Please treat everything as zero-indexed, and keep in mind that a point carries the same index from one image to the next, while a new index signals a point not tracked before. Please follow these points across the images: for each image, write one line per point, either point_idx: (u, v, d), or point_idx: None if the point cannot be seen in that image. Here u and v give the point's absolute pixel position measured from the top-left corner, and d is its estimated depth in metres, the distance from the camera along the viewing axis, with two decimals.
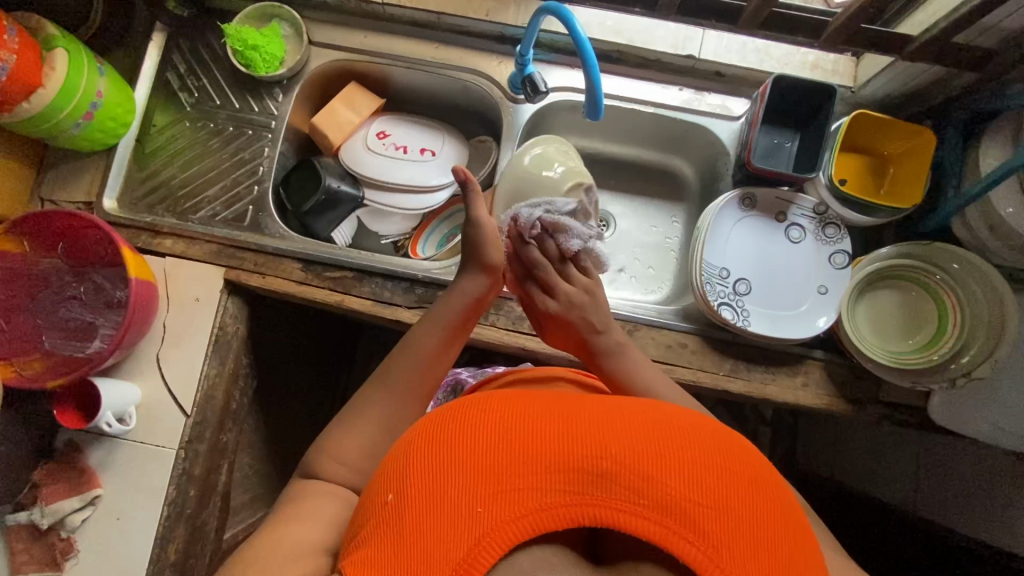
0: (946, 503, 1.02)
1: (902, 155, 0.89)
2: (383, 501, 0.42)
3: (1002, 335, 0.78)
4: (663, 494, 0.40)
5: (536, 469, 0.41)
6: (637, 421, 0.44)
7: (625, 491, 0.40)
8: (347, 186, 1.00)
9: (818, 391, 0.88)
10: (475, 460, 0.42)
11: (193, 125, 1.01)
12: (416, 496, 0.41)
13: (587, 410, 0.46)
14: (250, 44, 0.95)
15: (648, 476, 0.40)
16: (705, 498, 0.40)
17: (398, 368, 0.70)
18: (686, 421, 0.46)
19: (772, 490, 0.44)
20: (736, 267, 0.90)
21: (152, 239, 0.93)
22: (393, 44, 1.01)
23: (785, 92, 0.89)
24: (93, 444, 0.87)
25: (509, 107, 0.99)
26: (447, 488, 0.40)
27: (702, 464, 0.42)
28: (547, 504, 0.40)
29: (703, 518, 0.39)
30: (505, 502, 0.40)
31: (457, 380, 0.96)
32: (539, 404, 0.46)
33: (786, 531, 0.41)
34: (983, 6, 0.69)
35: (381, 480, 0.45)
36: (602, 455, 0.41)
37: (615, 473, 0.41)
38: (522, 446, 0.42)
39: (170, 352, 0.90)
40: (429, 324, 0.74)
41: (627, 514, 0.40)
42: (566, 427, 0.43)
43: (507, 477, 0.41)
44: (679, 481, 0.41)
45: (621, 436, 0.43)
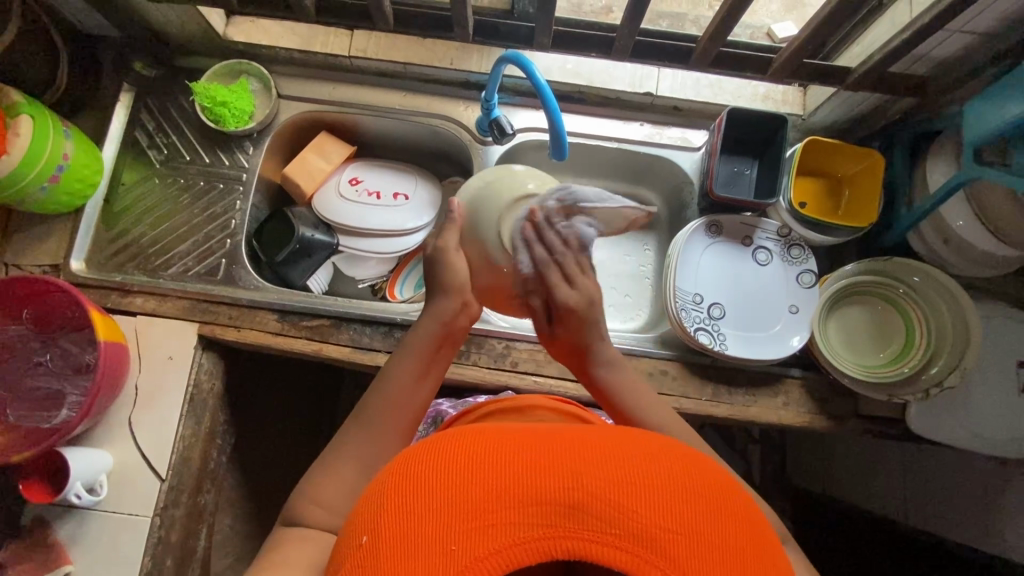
0: (935, 512, 1.03)
1: (856, 176, 0.93)
2: (358, 544, 0.41)
3: (967, 346, 0.81)
4: (635, 523, 0.38)
5: (508, 502, 0.39)
6: (612, 447, 0.42)
7: (596, 522, 0.38)
8: (321, 234, 1.00)
9: (799, 409, 0.89)
10: (447, 497, 0.40)
11: (162, 181, 1.00)
12: (389, 538, 0.39)
13: (562, 435, 0.44)
14: (219, 101, 0.96)
15: (620, 506, 0.39)
16: (678, 526, 0.39)
17: (371, 400, 0.69)
18: (660, 444, 0.44)
19: (745, 512, 0.42)
20: (709, 292, 0.92)
21: (122, 298, 0.92)
22: (362, 94, 1.03)
23: (740, 123, 0.93)
24: (61, 517, 0.83)
25: (478, 149, 1.01)
26: (420, 529, 0.39)
27: (676, 491, 0.40)
28: (520, 539, 0.39)
29: (674, 546, 0.38)
30: (477, 538, 0.38)
31: (439, 411, 0.92)
32: (513, 433, 0.44)
33: (758, 554, 0.40)
34: (912, 40, 0.74)
35: (355, 521, 0.43)
36: (574, 485, 0.39)
37: (587, 504, 0.39)
38: (494, 478, 0.40)
39: (143, 415, 0.87)
40: (399, 356, 0.73)
41: (599, 546, 0.38)
42: (539, 456, 0.41)
43: (479, 512, 0.39)
44: (651, 510, 0.39)
45: (595, 464, 0.41)
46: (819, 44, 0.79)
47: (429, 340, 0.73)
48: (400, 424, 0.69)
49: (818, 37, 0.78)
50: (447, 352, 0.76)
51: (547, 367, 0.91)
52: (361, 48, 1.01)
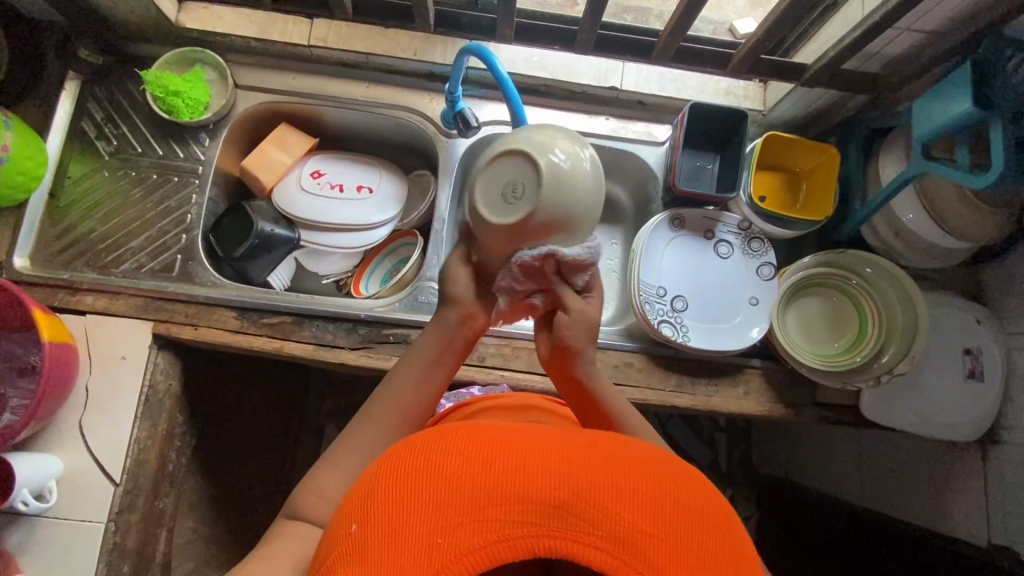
0: (888, 493, 1.08)
1: (812, 171, 0.95)
2: (347, 532, 0.42)
3: (915, 335, 0.85)
4: (617, 527, 0.39)
5: (494, 499, 0.40)
6: (598, 452, 0.44)
7: (580, 523, 0.39)
8: (281, 229, 0.97)
9: (759, 398, 0.91)
10: (436, 491, 0.41)
11: (112, 174, 0.96)
12: (377, 529, 0.40)
13: (552, 438, 0.45)
14: (170, 90, 0.92)
15: (604, 508, 0.40)
16: (657, 531, 0.40)
17: (377, 403, 0.65)
18: (647, 454, 0.46)
19: (724, 524, 0.44)
20: (672, 285, 0.93)
21: (69, 296, 0.88)
22: (322, 85, 1.00)
23: (702, 118, 0.95)
24: (8, 526, 0.80)
25: (443, 142, 1.00)
26: (409, 523, 0.40)
27: (658, 498, 0.42)
28: (504, 536, 0.39)
29: (654, 549, 0.39)
30: (465, 532, 0.39)
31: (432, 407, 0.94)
32: (506, 433, 0.45)
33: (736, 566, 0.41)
34: (863, 38, 0.75)
35: (343, 512, 0.44)
36: (560, 486, 0.40)
37: (573, 505, 0.40)
38: (485, 472, 0.41)
39: (94, 417, 0.84)
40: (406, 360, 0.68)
41: (580, 546, 0.39)
42: (527, 456, 0.42)
43: (467, 507, 0.40)
44: (633, 514, 0.40)
45: (580, 467, 0.42)
46: (776, 39, 0.80)
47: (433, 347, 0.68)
48: (409, 420, 0.65)
49: (775, 34, 0.79)
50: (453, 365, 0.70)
51: (514, 362, 0.91)
52: (321, 36, 0.98)
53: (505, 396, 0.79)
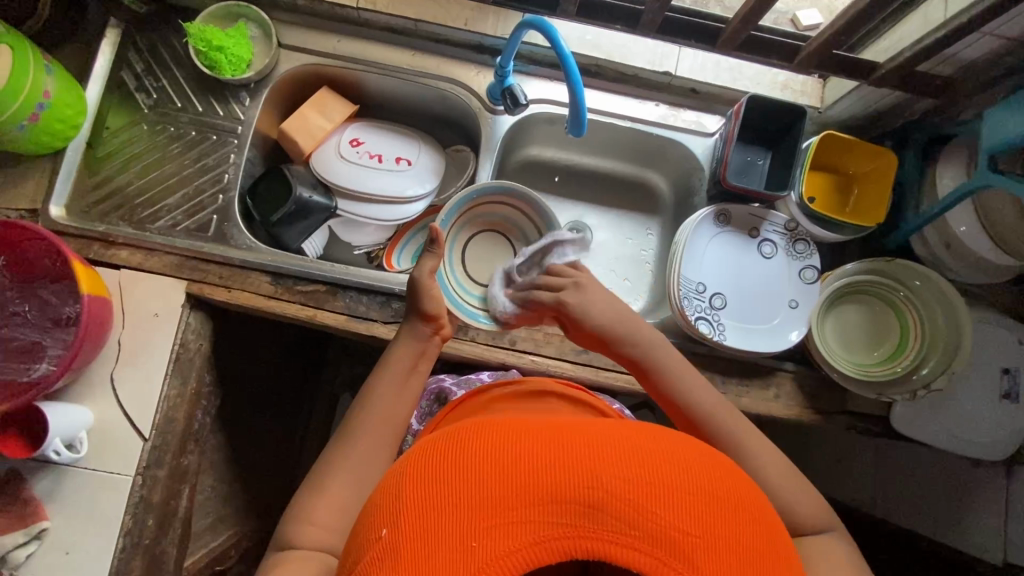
0: (905, 505, 1.07)
1: (867, 175, 0.92)
2: (377, 535, 0.42)
3: (958, 352, 0.83)
4: (653, 526, 0.40)
5: (527, 500, 0.40)
6: (630, 448, 0.44)
7: (616, 522, 0.40)
8: (319, 195, 0.95)
9: (789, 402, 0.90)
10: (465, 493, 0.41)
11: (150, 128, 0.95)
12: (408, 532, 0.40)
13: (579, 433, 0.45)
14: (214, 45, 0.90)
15: (639, 507, 0.40)
16: (695, 529, 0.40)
17: (356, 419, 0.70)
18: (675, 446, 0.46)
19: (759, 517, 0.44)
20: (712, 282, 0.92)
21: (105, 250, 0.87)
22: (367, 50, 0.98)
23: (757, 112, 0.91)
24: (39, 472, 0.81)
25: (487, 118, 0.98)
26: (440, 526, 0.40)
27: (694, 496, 0.42)
28: (539, 539, 0.40)
29: (692, 548, 0.39)
30: (499, 535, 0.39)
31: (440, 389, 0.93)
32: (529, 430, 0.45)
33: (774, 558, 0.42)
34: (946, 38, 0.72)
35: (373, 514, 0.45)
36: (593, 485, 0.41)
37: (607, 504, 0.40)
38: (516, 474, 0.42)
39: (126, 372, 0.84)
40: (379, 375, 0.73)
41: (617, 546, 0.39)
42: (557, 455, 0.43)
43: (500, 508, 0.40)
44: (669, 511, 0.40)
45: (613, 464, 0.42)
46: (850, 34, 0.77)
47: (407, 356, 0.75)
48: (389, 433, 0.70)
49: (852, 28, 0.75)
50: (425, 375, 0.76)
51: (545, 348, 0.91)
52: None
53: (517, 381, 0.78)
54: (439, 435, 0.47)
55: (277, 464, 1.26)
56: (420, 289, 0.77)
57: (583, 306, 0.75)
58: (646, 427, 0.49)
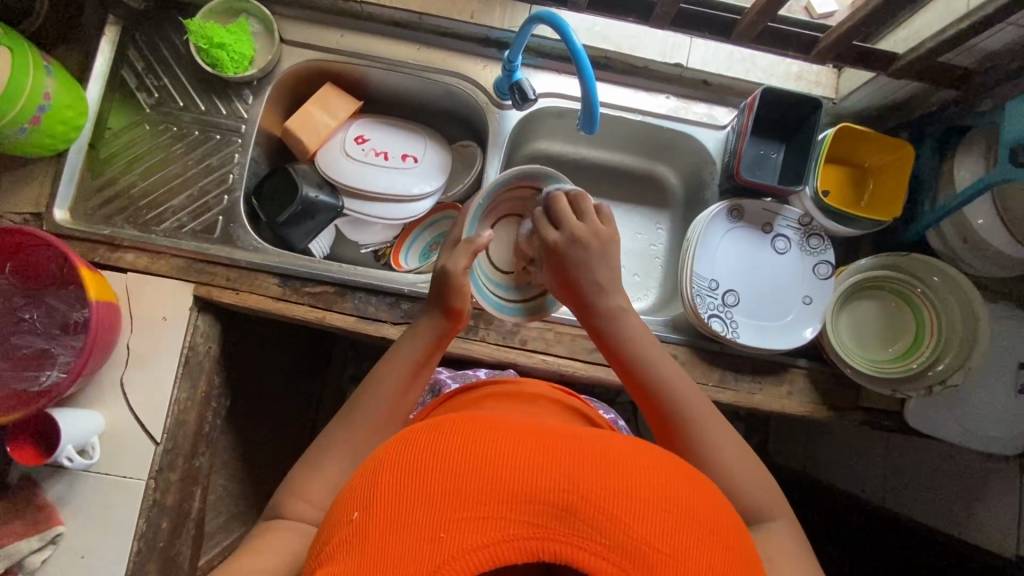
0: (916, 497, 1.07)
1: (884, 168, 0.90)
2: (347, 520, 0.42)
3: (974, 349, 0.82)
4: (624, 537, 0.39)
5: (502, 498, 0.40)
6: (614, 459, 0.44)
7: (587, 530, 0.39)
8: (326, 195, 0.94)
9: (802, 399, 0.89)
10: (440, 482, 0.41)
11: (153, 128, 0.93)
12: (379, 513, 0.40)
13: (559, 437, 0.45)
14: (215, 42, 0.88)
15: (612, 517, 0.40)
16: (668, 546, 0.39)
17: (358, 404, 0.69)
18: (657, 460, 0.45)
19: (732, 536, 0.43)
20: (724, 279, 0.91)
21: (111, 253, 0.86)
22: (372, 44, 0.96)
23: (772, 104, 0.90)
24: (52, 477, 0.81)
25: (495, 113, 0.96)
26: (410, 513, 0.40)
27: (672, 512, 0.41)
28: (507, 538, 0.39)
29: (663, 565, 0.39)
30: (467, 528, 0.39)
31: (435, 380, 0.94)
32: (511, 431, 0.45)
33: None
34: (970, 29, 0.70)
35: (345, 497, 0.44)
36: (568, 490, 0.40)
37: (580, 509, 0.40)
38: (492, 470, 0.41)
39: (135, 376, 0.84)
40: (389, 363, 0.72)
41: (586, 554, 0.39)
42: (535, 458, 0.42)
43: (473, 502, 0.40)
44: (644, 526, 0.40)
45: (594, 472, 0.42)
46: (872, 26, 0.75)
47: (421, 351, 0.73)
48: (390, 427, 0.69)
49: (872, 19, 0.73)
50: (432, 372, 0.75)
51: (555, 347, 0.90)
52: None
53: (508, 382, 0.77)
54: (422, 423, 0.47)
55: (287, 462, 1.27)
56: (449, 284, 0.73)
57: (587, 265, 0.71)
58: (632, 439, 0.48)
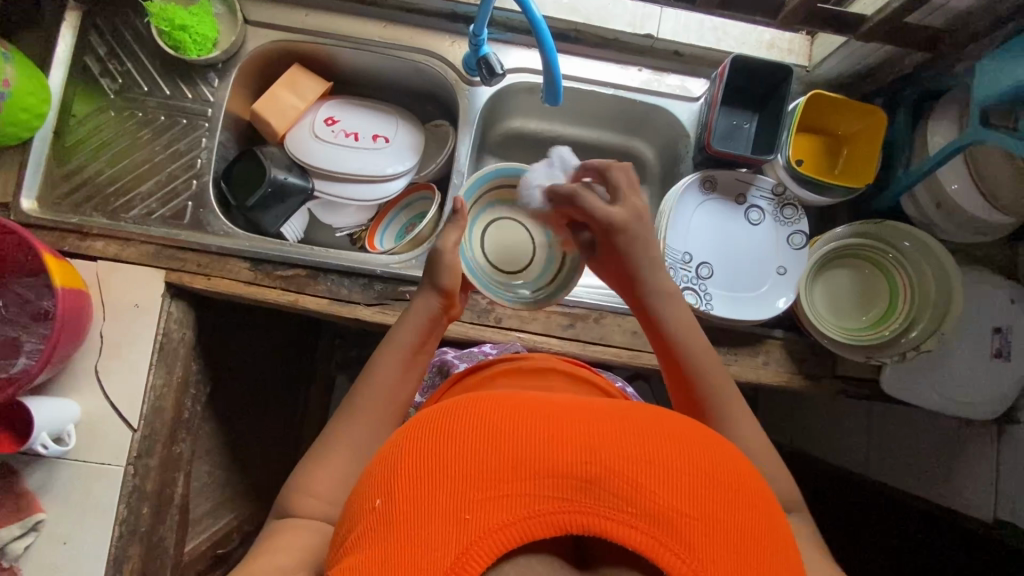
0: (898, 465, 1.08)
1: (857, 134, 0.90)
2: (370, 507, 0.41)
3: (948, 311, 0.82)
4: (651, 504, 0.39)
5: (524, 475, 0.40)
6: (632, 429, 0.44)
7: (613, 499, 0.40)
8: (295, 177, 0.94)
9: (778, 369, 0.89)
10: (461, 466, 0.41)
11: (119, 114, 0.92)
12: (402, 500, 0.40)
13: (575, 411, 0.45)
14: (177, 24, 0.87)
15: (637, 485, 0.40)
16: (695, 509, 0.40)
17: (359, 399, 0.68)
18: (675, 425, 0.46)
19: (757, 495, 0.44)
20: (699, 251, 0.90)
21: (80, 241, 0.86)
22: (338, 23, 0.94)
23: (743, 72, 0.89)
24: (30, 466, 0.82)
25: (464, 91, 0.95)
26: (433, 497, 0.40)
27: (694, 476, 0.41)
28: (534, 513, 0.39)
29: (691, 529, 0.39)
30: (493, 508, 0.39)
31: (443, 361, 0.92)
32: (529, 407, 0.45)
33: (770, 536, 0.42)
34: None
35: (364, 486, 0.44)
36: (590, 461, 0.41)
37: (604, 480, 0.40)
38: (512, 447, 0.41)
39: (110, 364, 0.84)
40: (383, 353, 0.72)
41: (616, 524, 0.39)
42: (553, 432, 0.42)
43: (497, 482, 0.40)
44: (668, 492, 0.40)
45: (613, 443, 0.42)
46: None
47: (415, 336, 0.73)
48: (393, 415, 0.69)
49: None
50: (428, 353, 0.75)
51: (531, 324, 0.89)
52: None
53: (518, 357, 0.76)
54: (437, 406, 0.47)
55: (275, 446, 1.28)
56: (439, 263, 0.74)
57: (634, 248, 0.71)
58: (648, 408, 0.49)
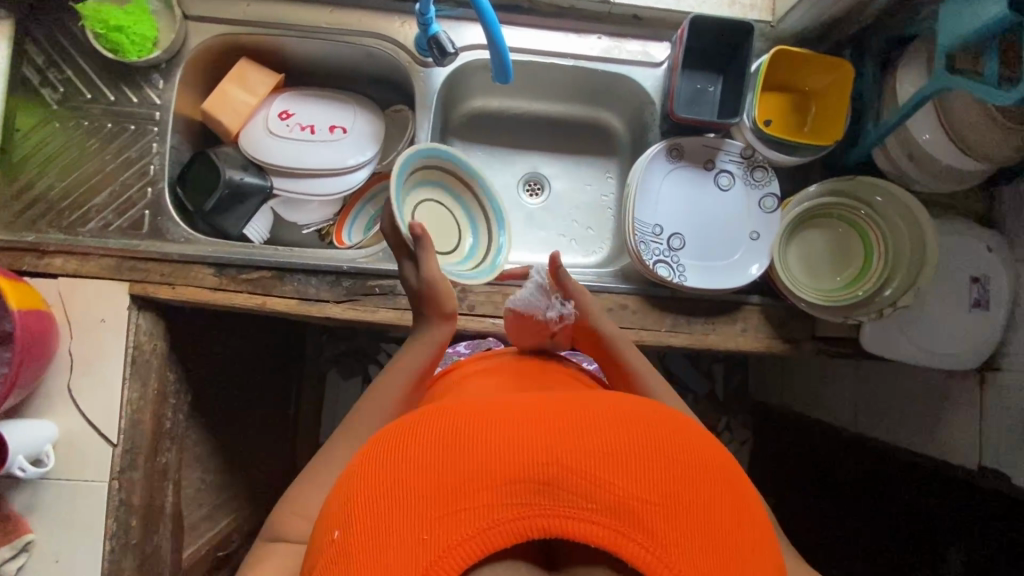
0: (885, 419, 1.08)
1: (823, 90, 0.87)
2: (331, 539, 0.41)
3: (923, 266, 0.82)
4: (612, 498, 0.39)
5: (480, 484, 0.39)
6: (587, 422, 0.43)
7: (572, 497, 0.39)
8: (252, 176, 0.92)
9: (757, 335, 0.89)
10: (416, 485, 0.40)
11: (64, 125, 0.89)
12: (359, 529, 0.39)
13: (530, 409, 0.44)
14: (112, 26, 0.84)
15: (596, 480, 0.39)
16: (656, 497, 0.39)
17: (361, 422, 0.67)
18: (634, 410, 0.45)
19: (721, 471, 0.43)
20: (669, 222, 0.89)
21: (38, 259, 0.84)
22: (281, 11, 0.91)
23: (703, 32, 0.86)
24: (13, 489, 0.82)
25: (418, 72, 0.92)
26: (390, 521, 0.38)
27: (653, 462, 0.41)
28: (493, 523, 0.38)
29: (654, 518, 0.38)
30: (452, 524, 0.38)
31: None
32: (483, 411, 0.44)
33: (737, 510, 0.41)
34: None
35: (326, 516, 0.43)
36: (546, 462, 0.40)
37: (562, 479, 0.39)
38: (468, 459, 0.40)
39: (83, 381, 0.83)
40: (387, 378, 0.71)
41: (577, 522, 0.38)
42: (507, 435, 0.41)
43: (453, 496, 0.39)
44: (627, 482, 0.39)
45: (568, 439, 0.41)
46: None
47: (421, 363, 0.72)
48: None
49: None
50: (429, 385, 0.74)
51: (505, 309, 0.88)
52: None
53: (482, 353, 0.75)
54: (391, 425, 0.46)
55: (269, 446, 1.29)
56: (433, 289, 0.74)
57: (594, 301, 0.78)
58: (607, 396, 0.48)
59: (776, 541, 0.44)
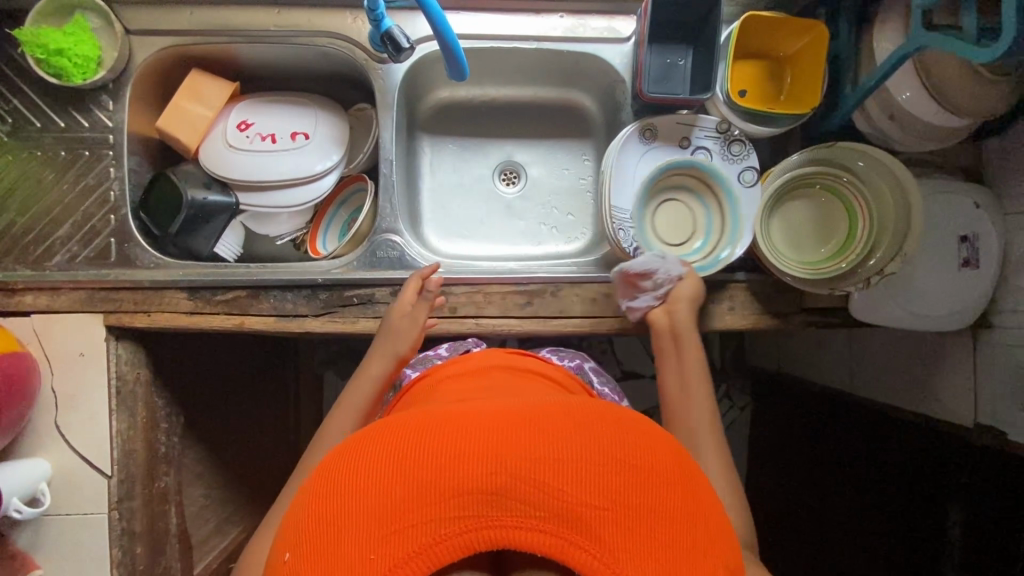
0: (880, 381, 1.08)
1: (797, 55, 0.84)
2: (283, 560, 0.41)
3: (909, 230, 0.79)
4: (558, 504, 0.39)
5: (429, 500, 0.40)
6: (539, 429, 0.43)
7: (519, 507, 0.40)
8: (216, 194, 0.90)
9: (744, 312, 0.87)
10: (364, 503, 0.40)
11: (16, 156, 0.86)
12: (310, 551, 0.39)
13: (479, 418, 0.44)
14: (52, 49, 0.79)
15: (542, 487, 0.40)
16: (603, 501, 0.40)
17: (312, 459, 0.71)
18: (584, 415, 0.46)
19: (671, 468, 0.44)
20: (647, 206, 0.87)
21: (10, 298, 0.83)
22: (227, 16, 0.87)
23: (668, 3, 0.82)
24: (15, 527, 0.82)
25: (377, 70, 0.88)
26: (339, 541, 0.39)
27: (602, 466, 0.41)
28: (440, 538, 0.39)
29: (601, 522, 0.39)
30: (399, 541, 0.39)
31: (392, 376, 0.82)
32: (433, 422, 0.45)
33: (686, 508, 0.42)
34: None
35: (280, 537, 0.44)
36: (493, 472, 0.40)
37: (509, 489, 0.40)
38: (416, 474, 0.41)
39: (70, 417, 0.83)
40: (335, 416, 0.76)
41: (525, 531, 0.39)
42: (455, 448, 0.42)
43: (402, 513, 0.39)
44: (573, 487, 0.40)
45: (516, 448, 0.41)
46: None
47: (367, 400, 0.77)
48: None
49: None
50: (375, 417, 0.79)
51: (488, 309, 0.86)
52: None
53: (457, 359, 0.76)
54: (343, 441, 0.46)
55: (272, 454, 1.30)
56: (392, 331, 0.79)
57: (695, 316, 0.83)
58: (560, 400, 0.48)
59: (727, 534, 0.45)
